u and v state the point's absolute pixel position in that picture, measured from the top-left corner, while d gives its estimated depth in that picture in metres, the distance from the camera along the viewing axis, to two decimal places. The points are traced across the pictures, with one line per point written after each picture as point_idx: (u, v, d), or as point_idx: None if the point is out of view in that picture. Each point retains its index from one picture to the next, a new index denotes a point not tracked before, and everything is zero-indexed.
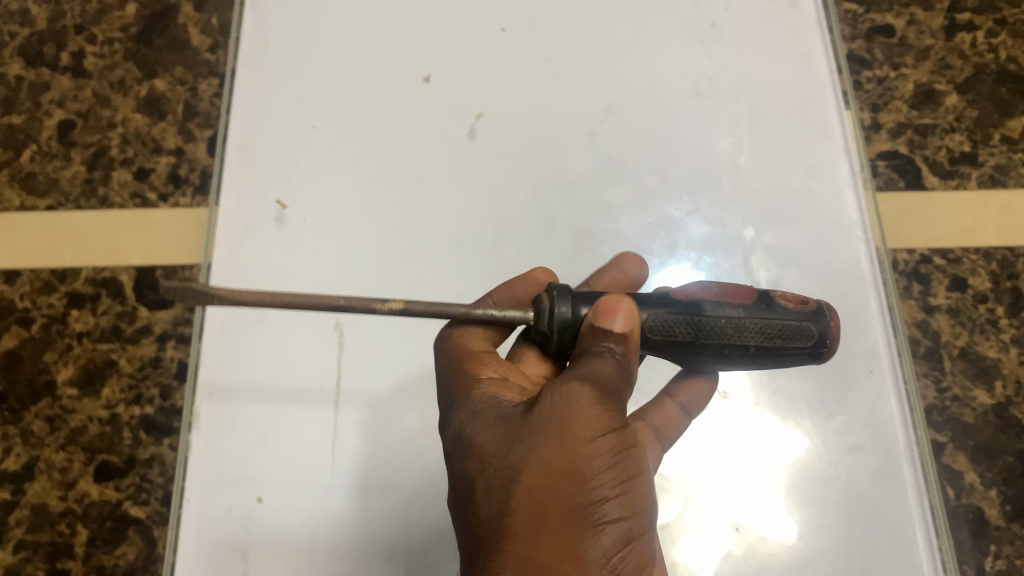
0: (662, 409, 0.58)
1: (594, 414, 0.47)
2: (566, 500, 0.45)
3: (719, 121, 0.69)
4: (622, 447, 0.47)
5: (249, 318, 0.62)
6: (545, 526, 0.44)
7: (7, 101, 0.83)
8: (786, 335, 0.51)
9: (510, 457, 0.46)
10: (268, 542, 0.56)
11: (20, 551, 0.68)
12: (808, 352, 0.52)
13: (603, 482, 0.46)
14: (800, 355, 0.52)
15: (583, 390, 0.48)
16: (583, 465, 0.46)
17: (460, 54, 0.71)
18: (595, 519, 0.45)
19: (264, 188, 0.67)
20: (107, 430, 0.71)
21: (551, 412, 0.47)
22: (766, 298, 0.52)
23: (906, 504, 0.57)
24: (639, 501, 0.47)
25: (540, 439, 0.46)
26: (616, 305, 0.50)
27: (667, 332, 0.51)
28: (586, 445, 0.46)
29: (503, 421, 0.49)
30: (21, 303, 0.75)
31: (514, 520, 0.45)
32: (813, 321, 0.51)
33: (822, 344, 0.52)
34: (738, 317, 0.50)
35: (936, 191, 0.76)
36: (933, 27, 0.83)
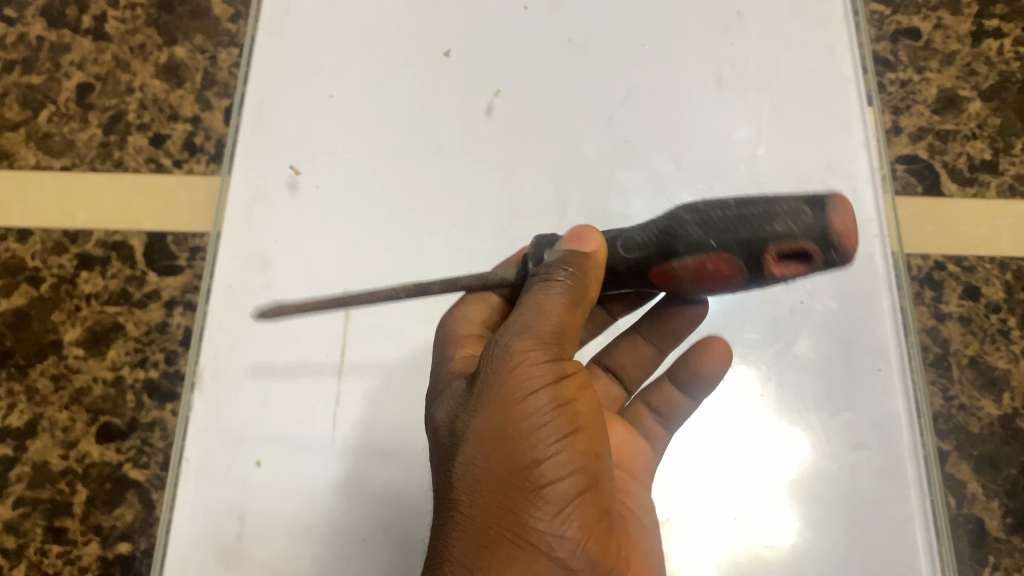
0: (668, 393, 0.63)
1: (531, 368, 0.47)
2: (503, 464, 0.46)
3: (737, 111, 0.68)
4: (561, 400, 0.47)
5: (257, 284, 0.63)
6: (486, 490, 0.46)
7: (27, 61, 0.83)
8: (763, 246, 0.45)
9: (455, 429, 0.48)
10: (264, 508, 0.56)
11: (19, 507, 0.69)
12: (798, 235, 0.44)
13: (540, 440, 0.46)
14: (789, 241, 0.44)
15: (517, 342, 0.48)
16: (519, 426, 0.46)
17: (481, 31, 0.71)
18: (532, 478, 0.45)
19: (277, 155, 0.67)
20: (111, 392, 0.71)
21: (487, 377, 0.48)
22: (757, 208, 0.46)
23: (907, 504, 0.56)
24: (584, 455, 0.47)
25: (478, 405, 0.47)
26: (586, 235, 0.51)
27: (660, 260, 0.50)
28: (520, 405, 0.46)
29: (454, 395, 0.50)
30: (32, 262, 0.75)
31: (458, 488, 0.47)
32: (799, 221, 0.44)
33: (820, 228, 0.43)
34: (722, 205, 0.47)
35: (954, 198, 0.75)
36: (960, 32, 0.82)
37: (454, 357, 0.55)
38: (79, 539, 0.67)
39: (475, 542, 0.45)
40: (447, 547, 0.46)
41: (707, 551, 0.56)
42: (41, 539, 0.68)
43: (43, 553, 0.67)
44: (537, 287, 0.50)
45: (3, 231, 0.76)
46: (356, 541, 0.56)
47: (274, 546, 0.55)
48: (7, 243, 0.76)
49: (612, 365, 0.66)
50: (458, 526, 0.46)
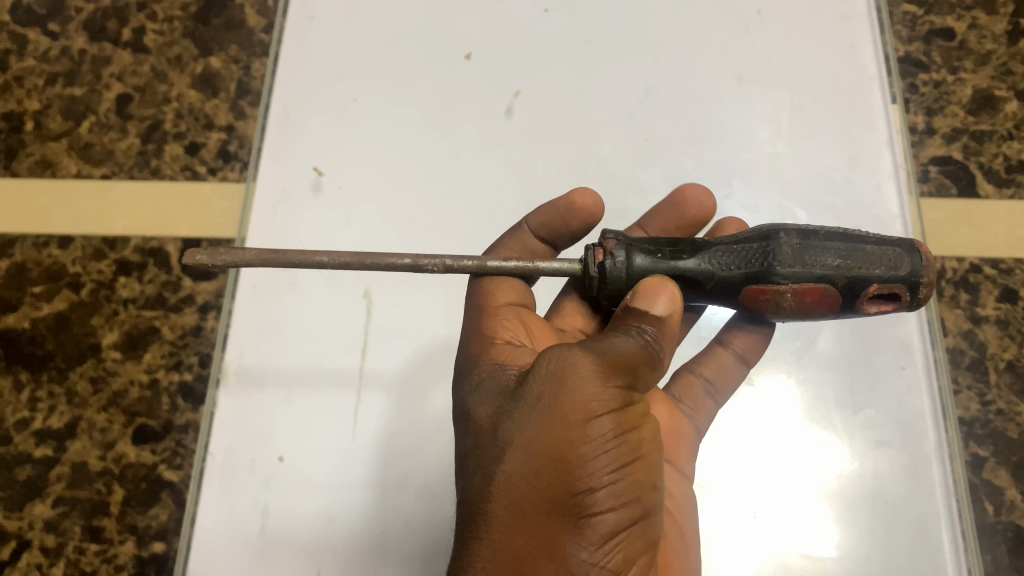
0: (717, 359, 0.59)
1: (596, 390, 0.44)
2: (551, 484, 0.42)
3: (758, 109, 0.68)
4: (623, 429, 0.44)
5: (281, 283, 0.64)
6: (527, 511, 0.43)
7: (69, 74, 0.85)
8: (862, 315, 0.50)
9: (497, 436, 0.44)
10: (287, 503, 0.57)
11: (59, 506, 0.70)
12: (894, 307, 0.48)
13: (594, 469, 0.42)
14: (883, 310, 0.49)
15: (584, 361, 0.44)
16: (574, 449, 0.43)
17: (501, 33, 0.72)
18: (581, 506, 0.42)
19: (301, 157, 0.68)
20: (147, 394, 0.73)
21: (545, 389, 0.44)
22: (855, 303, 0.48)
23: (933, 504, 0.55)
24: (638, 490, 0.44)
25: (529, 418, 0.44)
26: (659, 291, 0.48)
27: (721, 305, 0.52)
28: (578, 430, 0.43)
29: (500, 396, 0.47)
30: (73, 268, 0.77)
31: (495, 501, 0.43)
32: (917, 305, 0.48)
33: (913, 298, 0.47)
34: (811, 303, 0.48)
35: (990, 200, 0.74)
36: (996, 31, 0.81)
37: (494, 347, 0.52)
38: (115, 538, 0.69)
39: (509, 562, 0.42)
40: (473, 560, 0.43)
41: (729, 550, 0.55)
42: (80, 538, 0.69)
43: (80, 551, 0.69)
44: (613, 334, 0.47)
45: (45, 237, 0.79)
46: (376, 538, 0.56)
47: (298, 542, 0.56)
48: (49, 248, 0.78)
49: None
50: (490, 542, 0.43)
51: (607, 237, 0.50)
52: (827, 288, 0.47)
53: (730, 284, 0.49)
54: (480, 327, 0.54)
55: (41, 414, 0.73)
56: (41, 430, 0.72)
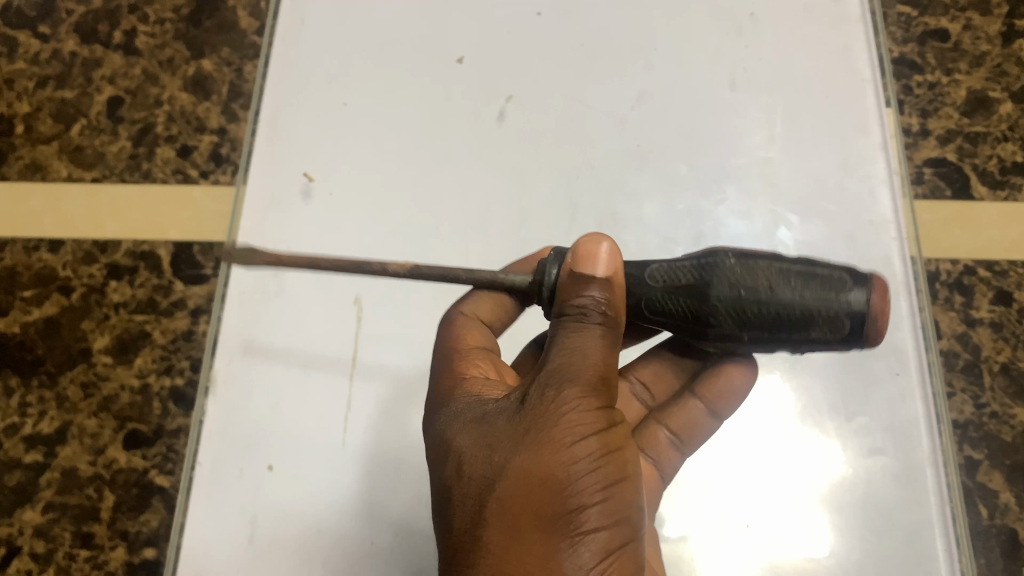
0: (689, 411, 0.57)
1: (580, 411, 0.44)
2: (543, 508, 0.42)
3: (751, 114, 0.67)
4: (608, 448, 0.44)
5: (270, 289, 0.63)
6: (520, 536, 0.42)
7: (60, 76, 0.85)
8: (812, 318, 0.44)
9: (484, 464, 0.44)
10: (278, 511, 0.57)
11: (49, 512, 0.69)
12: (846, 310, 0.43)
13: (584, 489, 0.42)
14: (836, 314, 0.44)
15: (566, 383, 0.44)
16: (564, 472, 0.42)
17: (493, 37, 0.71)
18: (574, 528, 0.42)
19: (291, 163, 0.67)
20: (138, 399, 0.72)
21: (532, 415, 0.44)
22: (802, 260, 0.46)
23: (926, 511, 0.55)
24: (624, 507, 0.44)
25: (517, 444, 0.43)
26: (597, 249, 0.47)
27: (670, 281, 0.47)
28: (566, 451, 0.43)
29: (481, 424, 0.46)
30: (63, 272, 0.77)
31: (487, 529, 0.42)
32: (867, 301, 0.44)
33: (863, 300, 0.44)
34: (750, 260, 0.46)
35: (984, 202, 0.74)
36: (990, 32, 0.80)
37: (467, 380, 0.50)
38: (106, 544, 0.68)
39: None
40: None
41: (722, 560, 0.55)
42: (70, 544, 0.68)
43: (71, 557, 0.68)
44: (570, 326, 0.46)
45: (36, 241, 0.78)
46: (366, 545, 0.56)
47: (287, 550, 0.56)
48: (40, 253, 0.78)
49: (644, 377, 0.60)
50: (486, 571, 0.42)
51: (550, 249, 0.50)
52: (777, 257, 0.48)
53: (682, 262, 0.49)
54: (447, 369, 0.52)
55: (31, 420, 0.72)
56: (31, 436, 0.72)
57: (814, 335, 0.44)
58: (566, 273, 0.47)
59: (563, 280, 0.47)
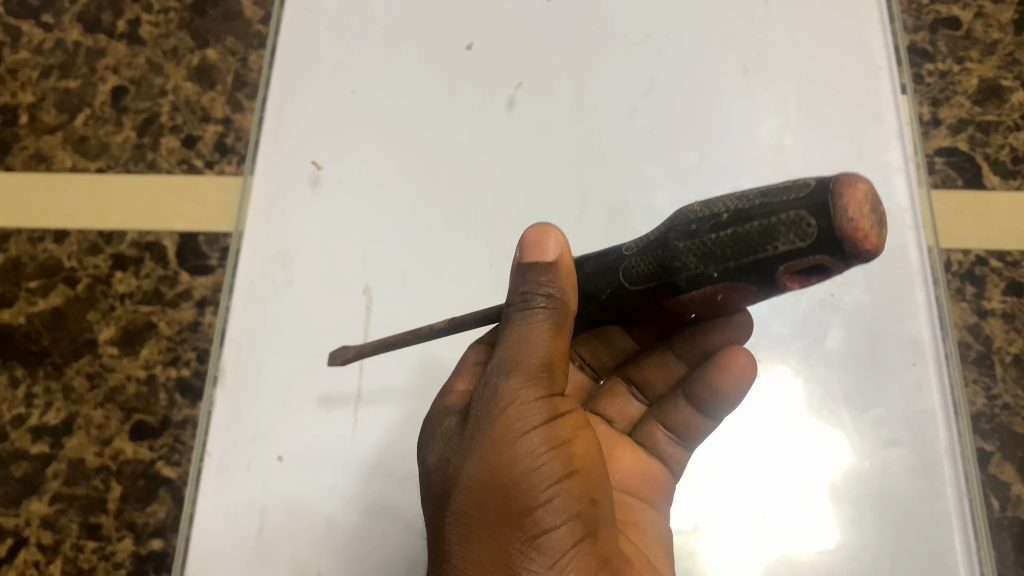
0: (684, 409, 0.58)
1: (520, 409, 0.43)
2: (494, 514, 0.42)
3: (764, 102, 0.66)
4: (554, 443, 0.43)
5: (279, 280, 0.63)
6: (479, 543, 0.43)
7: (64, 66, 0.84)
8: (771, 226, 0.37)
9: (449, 473, 0.45)
10: (287, 503, 0.56)
11: (56, 503, 0.69)
12: (803, 205, 0.36)
13: (530, 490, 0.42)
14: (795, 213, 0.36)
15: (503, 383, 0.44)
16: (508, 475, 0.42)
17: (501, 25, 0.70)
18: (525, 531, 0.42)
19: (298, 152, 0.67)
20: (144, 390, 0.72)
21: (478, 420, 0.44)
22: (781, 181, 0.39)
23: (943, 503, 0.54)
24: (579, 502, 0.43)
25: (469, 451, 0.44)
26: (544, 237, 0.44)
27: (642, 240, 0.44)
28: (507, 454, 0.42)
29: (450, 431, 0.47)
30: (68, 263, 0.76)
31: (452, 537, 0.44)
32: (826, 187, 0.35)
33: (823, 189, 0.35)
34: (711, 197, 0.41)
35: (996, 191, 0.73)
36: (1003, 20, 0.79)
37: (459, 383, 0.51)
38: (113, 535, 0.68)
39: None
40: None
41: (736, 552, 0.54)
42: (77, 536, 0.68)
43: (78, 549, 0.68)
44: (511, 319, 0.45)
45: (40, 232, 0.77)
46: (377, 537, 0.55)
47: (296, 543, 0.55)
48: (45, 244, 0.77)
49: (636, 380, 0.62)
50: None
51: None
52: None
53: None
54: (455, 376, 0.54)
55: (37, 411, 0.72)
56: (38, 427, 0.71)
57: (782, 248, 0.36)
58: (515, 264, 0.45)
59: (513, 271, 0.45)
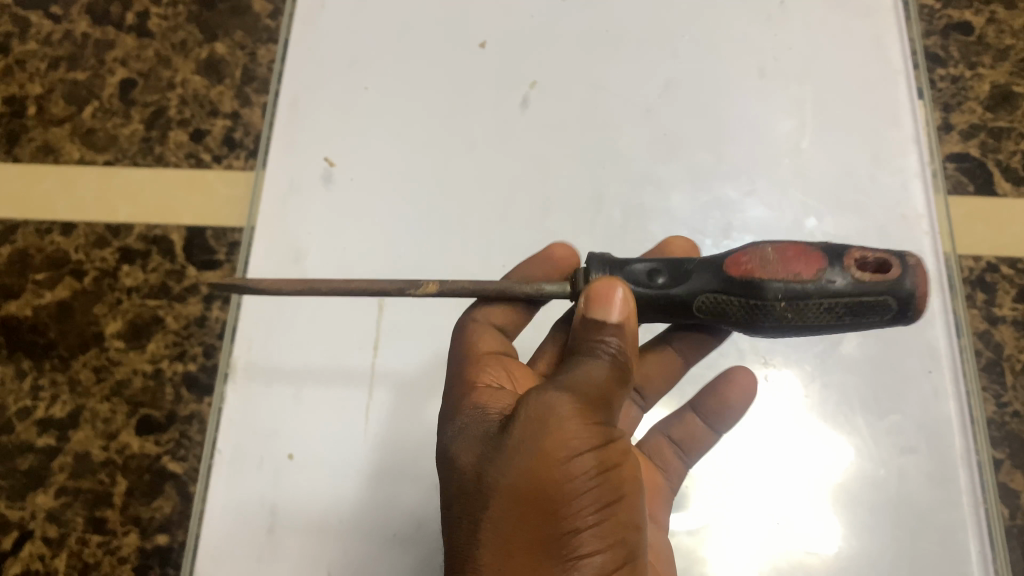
0: (686, 424, 0.58)
1: (574, 429, 0.43)
2: (537, 529, 0.41)
3: (781, 104, 0.66)
4: (604, 467, 0.43)
5: (290, 275, 0.62)
6: (515, 557, 0.41)
7: (72, 58, 0.84)
8: (854, 326, 0.46)
9: (483, 481, 0.43)
10: (297, 502, 0.56)
11: (61, 496, 0.69)
12: (888, 320, 0.45)
13: (578, 510, 0.42)
14: (879, 324, 0.45)
15: (560, 401, 0.43)
16: (557, 492, 0.41)
17: (515, 23, 0.70)
18: (567, 550, 0.41)
19: (310, 149, 0.66)
20: (150, 384, 0.71)
21: (527, 432, 0.42)
22: (841, 265, 0.44)
23: (958, 512, 0.54)
24: (621, 528, 0.43)
25: (512, 461, 0.42)
26: (610, 292, 0.46)
27: (720, 314, 0.47)
28: (559, 469, 0.42)
29: (482, 439, 0.45)
30: (76, 256, 0.76)
31: (482, 549, 0.41)
32: (909, 312, 0.44)
33: (907, 313, 0.44)
34: (796, 298, 0.44)
35: (1007, 198, 0.72)
36: (1016, 26, 0.79)
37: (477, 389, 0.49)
38: (119, 529, 0.68)
39: None
40: None
41: (749, 556, 0.54)
42: (82, 529, 0.68)
43: (83, 542, 0.68)
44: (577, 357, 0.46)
45: (48, 224, 0.77)
46: (387, 538, 0.55)
47: (305, 542, 0.55)
48: (52, 236, 0.77)
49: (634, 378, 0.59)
50: None
51: (592, 258, 0.49)
52: (808, 247, 0.45)
53: (714, 262, 0.47)
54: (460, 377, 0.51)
55: (43, 404, 0.72)
56: (44, 420, 0.71)
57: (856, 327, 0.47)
58: (579, 314, 0.47)
59: (575, 322, 0.47)
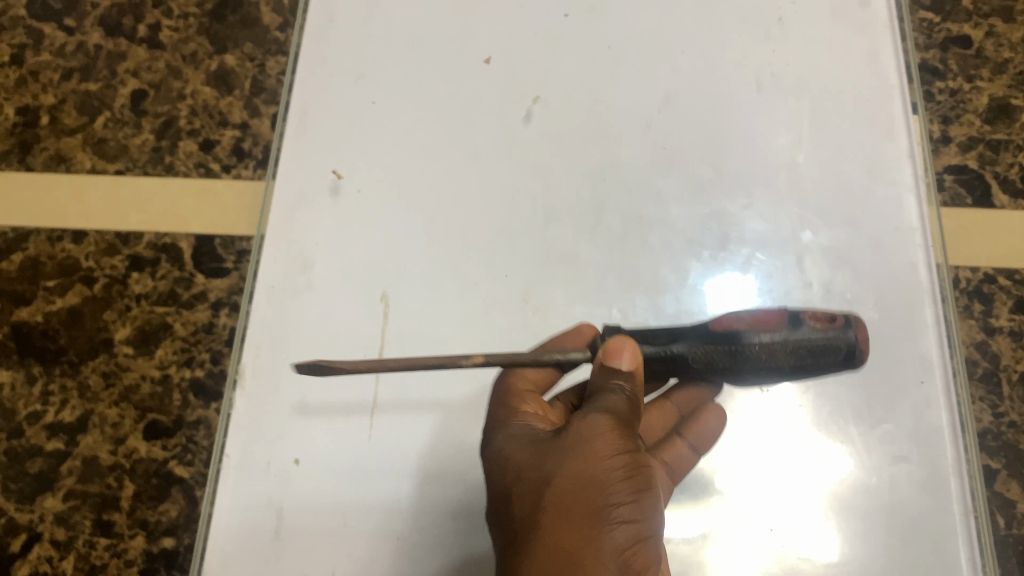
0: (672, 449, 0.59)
1: (612, 436, 0.50)
2: (584, 508, 0.47)
3: (779, 119, 0.68)
4: (637, 464, 0.50)
5: (298, 284, 0.64)
6: (567, 530, 0.47)
7: (85, 69, 0.86)
8: (816, 371, 0.52)
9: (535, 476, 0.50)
10: (302, 506, 0.57)
11: (70, 500, 0.71)
12: (841, 360, 0.51)
13: (619, 494, 0.48)
14: (835, 366, 0.51)
15: (600, 417, 0.51)
16: (600, 481, 0.48)
17: (518, 37, 0.72)
18: (610, 522, 0.47)
19: (318, 160, 0.68)
20: (158, 390, 0.73)
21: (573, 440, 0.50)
22: (797, 320, 0.51)
23: (949, 520, 0.55)
24: (652, 512, 0.49)
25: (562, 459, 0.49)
26: (620, 349, 0.51)
27: (708, 362, 0.52)
28: (601, 462, 0.49)
29: (531, 446, 0.52)
30: (86, 263, 0.78)
31: (537, 526, 0.48)
32: (857, 353, 0.51)
33: (855, 350, 0.51)
34: (768, 341, 0.51)
35: (1006, 210, 0.74)
36: (1014, 39, 0.80)
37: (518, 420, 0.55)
38: (126, 533, 0.69)
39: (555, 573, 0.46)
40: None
41: (746, 562, 0.55)
42: (90, 532, 0.69)
43: (91, 545, 0.69)
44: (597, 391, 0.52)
45: (59, 232, 0.79)
46: (390, 541, 0.56)
47: (308, 545, 0.56)
48: (64, 244, 0.78)
49: None
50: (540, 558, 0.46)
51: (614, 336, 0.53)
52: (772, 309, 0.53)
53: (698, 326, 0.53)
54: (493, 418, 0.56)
55: (53, 408, 0.73)
56: (53, 424, 0.73)
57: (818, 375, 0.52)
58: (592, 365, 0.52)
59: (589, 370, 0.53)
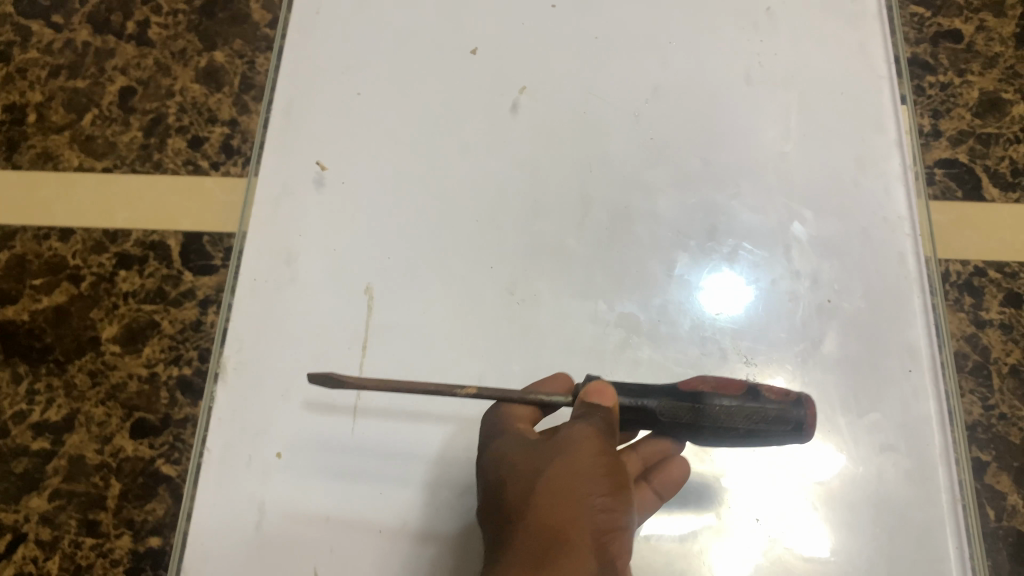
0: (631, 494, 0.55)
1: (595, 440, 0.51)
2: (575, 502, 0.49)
3: (768, 111, 0.67)
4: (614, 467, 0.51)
5: (282, 277, 0.63)
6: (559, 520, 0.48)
7: (73, 66, 0.85)
8: (769, 440, 0.51)
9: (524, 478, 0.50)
10: (285, 502, 0.57)
11: (55, 499, 0.70)
12: (791, 432, 0.50)
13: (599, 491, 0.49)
14: (784, 437, 0.51)
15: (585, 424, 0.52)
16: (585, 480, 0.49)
17: (506, 30, 0.71)
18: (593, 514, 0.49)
19: (303, 152, 0.67)
20: (145, 388, 0.72)
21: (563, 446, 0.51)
22: (758, 390, 0.51)
23: (937, 509, 0.55)
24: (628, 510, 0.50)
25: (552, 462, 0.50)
26: (602, 390, 0.51)
27: (670, 417, 0.51)
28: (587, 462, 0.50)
29: (517, 451, 0.52)
30: (73, 261, 0.77)
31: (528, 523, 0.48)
32: (805, 428, 0.50)
33: (803, 425, 0.50)
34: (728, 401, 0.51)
35: (995, 203, 0.73)
36: (1004, 34, 0.80)
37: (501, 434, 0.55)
38: (112, 532, 0.68)
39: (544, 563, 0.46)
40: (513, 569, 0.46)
41: (732, 554, 0.54)
42: (75, 532, 0.68)
43: (76, 545, 0.68)
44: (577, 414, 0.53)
45: (46, 229, 0.78)
46: (374, 533, 0.56)
47: (291, 540, 0.56)
48: (50, 241, 0.78)
49: None
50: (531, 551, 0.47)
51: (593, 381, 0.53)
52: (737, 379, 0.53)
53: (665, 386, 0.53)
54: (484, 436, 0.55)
55: (39, 407, 0.72)
56: (39, 423, 0.72)
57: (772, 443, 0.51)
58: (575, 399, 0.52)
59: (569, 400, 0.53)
